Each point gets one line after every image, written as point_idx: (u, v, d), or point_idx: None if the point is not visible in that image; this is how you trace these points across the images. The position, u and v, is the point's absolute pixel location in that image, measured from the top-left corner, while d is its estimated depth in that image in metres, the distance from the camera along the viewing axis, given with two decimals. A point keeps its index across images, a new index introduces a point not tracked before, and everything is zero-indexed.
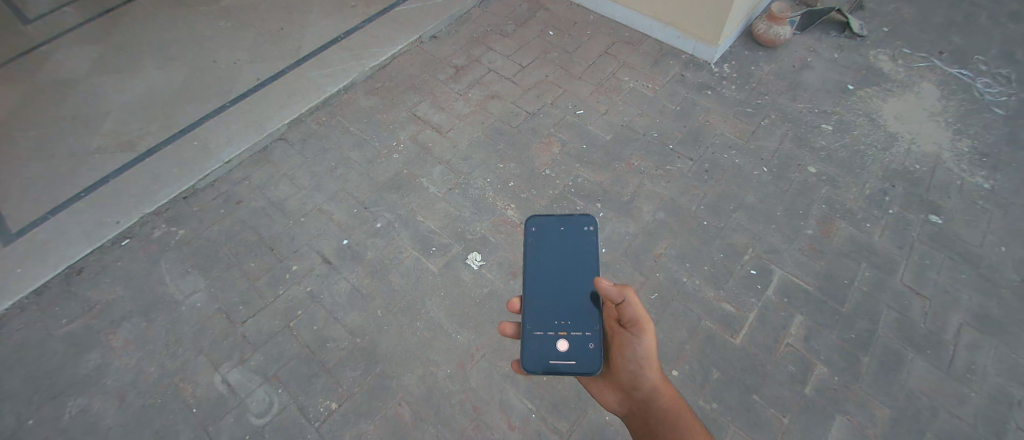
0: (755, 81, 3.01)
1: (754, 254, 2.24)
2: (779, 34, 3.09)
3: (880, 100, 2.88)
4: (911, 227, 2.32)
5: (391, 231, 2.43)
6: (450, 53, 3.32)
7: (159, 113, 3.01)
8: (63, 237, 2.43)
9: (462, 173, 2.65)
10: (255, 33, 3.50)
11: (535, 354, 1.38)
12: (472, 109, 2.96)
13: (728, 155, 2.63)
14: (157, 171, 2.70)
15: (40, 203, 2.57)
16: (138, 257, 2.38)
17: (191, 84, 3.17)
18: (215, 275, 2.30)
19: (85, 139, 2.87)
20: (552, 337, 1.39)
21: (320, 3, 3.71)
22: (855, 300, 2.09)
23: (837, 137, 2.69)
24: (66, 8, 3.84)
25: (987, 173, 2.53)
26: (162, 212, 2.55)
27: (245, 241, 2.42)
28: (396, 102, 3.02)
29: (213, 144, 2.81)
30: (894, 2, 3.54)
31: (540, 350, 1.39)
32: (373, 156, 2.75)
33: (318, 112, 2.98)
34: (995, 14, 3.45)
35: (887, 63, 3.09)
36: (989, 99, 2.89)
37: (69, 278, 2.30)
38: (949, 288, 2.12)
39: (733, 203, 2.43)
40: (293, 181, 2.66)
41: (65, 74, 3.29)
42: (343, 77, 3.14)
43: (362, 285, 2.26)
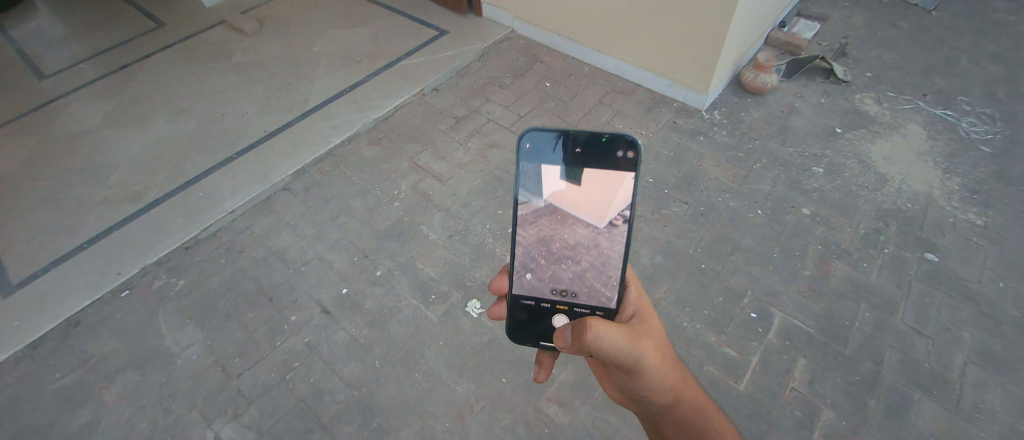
0: (744, 127, 3.13)
1: (753, 297, 2.24)
2: (766, 81, 3.23)
3: (868, 142, 2.97)
4: (908, 266, 2.33)
5: (391, 279, 2.44)
6: (451, 105, 3.46)
7: (167, 165, 3.10)
8: (63, 287, 2.44)
9: (462, 219, 2.70)
10: (264, 88, 3.67)
11: (522, 326, 1.48)
12: (471, 157, 3.06)
13: (722, 199, 2.68)
14: (161, 221, 2.75)
15: (43, 254, 2.60)
16: (137, 308, 2.37)
17: (200, 137, 3.30)
18: (212, 327, 2.29)
19: (93, 190, 2.95)
20: (547, 311, 1.47)
21: (326, 59, 3.92)
22: (857, 340, 2.07)
23: (829, 179, 2.76)
24: (82, 65, 4.06)
25: (978, 209, 2.57)
26: (164, 262, 2.57)
27: (245, 291, 2.42)
28: (398, 152, 3.12)
29: (218, 195, 2.87)
30: (875, 49, 3.72)
31: (532, 324, 1.48)
32: (375, 205, 2.80)
33: (323, 162, 3.08)
34: (974, 56, 3.62)
35: (873, 107, 3.21)
36: (975, 137, 2.97)
37: (65, 331, 2.28)
38: (951, 326, 2.10)
39: (730, 246, 2.45)
40: (295, 230, 2.70)
41: (79, 128, 3.41)
42: (347, 128, 3.26)
43: (361, 335, 2.24)
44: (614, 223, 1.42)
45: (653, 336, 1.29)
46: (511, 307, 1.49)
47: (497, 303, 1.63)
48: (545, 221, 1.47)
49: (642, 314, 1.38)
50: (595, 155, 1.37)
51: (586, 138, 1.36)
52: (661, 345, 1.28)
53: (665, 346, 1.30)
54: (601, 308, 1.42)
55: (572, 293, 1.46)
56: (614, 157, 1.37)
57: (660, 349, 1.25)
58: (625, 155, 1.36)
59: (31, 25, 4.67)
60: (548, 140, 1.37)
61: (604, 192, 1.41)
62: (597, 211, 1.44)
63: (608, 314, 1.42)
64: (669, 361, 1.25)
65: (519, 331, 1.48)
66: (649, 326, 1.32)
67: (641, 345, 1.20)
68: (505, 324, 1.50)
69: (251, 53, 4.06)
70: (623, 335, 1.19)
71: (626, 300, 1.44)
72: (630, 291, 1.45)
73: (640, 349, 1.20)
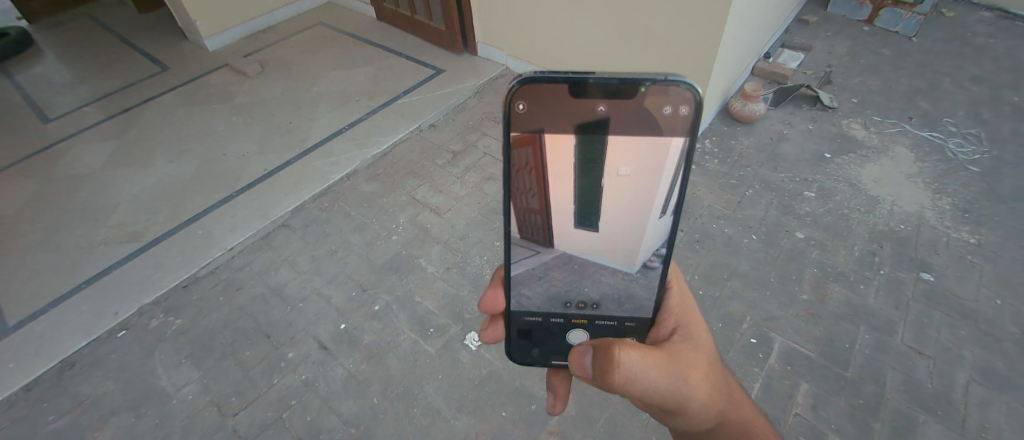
0: (735, 154, 3.19)
1: (752, 322, 2.23)
2: (754, 110, 3.33)
3: (857, 166, 3.03)
4: (905, 287, 2.33)
5: (390, 313, 2.43)
6: (448, 140, 3.55)
7: (167, 204, 3.14)
8: (59, 329, 2.42)
9: (460, 251, 2.72)
10: (264, 127, 3.77)
11: (529, 345, 1.45)
12: (469, 190, 3.11)
13: (717, 225, 2.71)
14: (160, 259, 2.76)
15: (40, 295, 2.59)
16: (133, 348, 2.35)
17: (201, 176, 3.35)
18: (208, 366, 2.26)
19: (93, 231, 2.97)
20: (561, 325, 1.44)
21: (326, 99, 4.03)
22: (858, 363, 2.06)
23: (821, 203, 2.80)
24: (86, 108, 4.17)
25: (971, 228, 2.61)
26: (161, 301, 2.56)
27: (242, 329, 2.40)
28: (396, 187, 3.17)
29: (217, 233, 2.90)
30: (859, 76, 3.85)
31: (542, 341, 1.45)
32: (373, 239, 2.83)
33: (322, 198, 3.12)
34: (958, 80, 3.75)
35: (860, 131, 3.30)
36: (963, 158, 3.05)
37: (59, 373, 2.25)
38: (952, 345, 2.10)
39: (726, 271, 2.46)
40: (293, 265, 2.71)
41: (82, 170, 3.47)
42: (346, 165, 3.33)
43: (359, 370, 2.21)
44: (647, 265, 1.39)
45: (698, 363, 1.22)
46: (509, 324, 1.46)
47: (491, 323, 1.60)
48: (555, 273, 1.44)
49: (685, 332, 1.31)
50: (632, 104, 1.17)
51: (618, 84, 1.13)
52: (706, 372, 1.22)
53: (711, 370, 1.24)
54: (630, 319, 1.41)
55: (593, 305, 1.43)
56: (657, 108, 1.17)
57: (705, 378, 1.21)
58: (673, 104, 1.15)
59: (37, 71, 4.81)
60: (566, 92, 1.16)
61: (644, 154, 1.24)
62: (638, 174, 1.28)
63: (640, 324, 1.41)
64: (713, 388, 1.22)
65: (523, 349, 1.45)
66: (694, 349, 1.25)
67: (681, 382, 1.16)
68: (505, 343, 1.45)
69: (253, 95, 4.19)
70: (658, 375, 1.15)
71: (667, 307, 1.38)
72: (674, 293, 1.41)
73: (680, 388, 1.16)
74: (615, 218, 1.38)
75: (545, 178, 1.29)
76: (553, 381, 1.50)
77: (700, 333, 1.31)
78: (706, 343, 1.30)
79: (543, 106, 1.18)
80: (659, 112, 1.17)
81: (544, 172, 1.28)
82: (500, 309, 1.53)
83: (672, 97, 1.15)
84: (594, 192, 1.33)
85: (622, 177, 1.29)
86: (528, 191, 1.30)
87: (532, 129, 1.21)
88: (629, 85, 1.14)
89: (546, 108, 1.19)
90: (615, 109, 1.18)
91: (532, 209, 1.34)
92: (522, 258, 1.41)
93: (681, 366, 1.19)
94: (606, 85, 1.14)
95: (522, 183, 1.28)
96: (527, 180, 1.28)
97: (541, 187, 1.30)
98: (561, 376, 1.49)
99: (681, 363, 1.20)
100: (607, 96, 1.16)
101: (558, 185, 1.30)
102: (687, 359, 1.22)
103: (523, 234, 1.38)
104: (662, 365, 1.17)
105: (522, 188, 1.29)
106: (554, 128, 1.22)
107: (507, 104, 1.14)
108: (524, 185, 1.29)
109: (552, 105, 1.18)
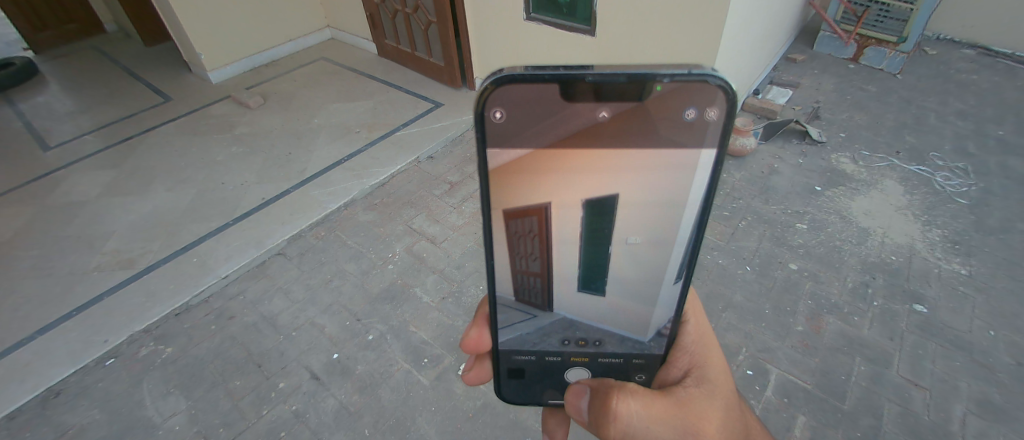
0: (728, 187, 3.25)
1: (748, 354, 2.22)
2: (745, 144, 3.43)
3: (848, 198, 3.10)
4: (898, 318, 2.34)
5: (383, 343, 2.41)
6: (446, 171, 3.60)
7: (163, 232, 3.15)
8: (45, 357, 2.38)
9: (456, 280, 2.72)
10: (263, 158, 3.82)
11: (521, 384, 1.36)
12: (466, 219, 3.14)
13: (711, 256, 2.73)
14: (153, 287, 2.74)
15: (29, 322, 2.56)
16: (121, 377, 2.31)
17: (198, 205, 3.37)
18: (197, 396, 2.22)
19: (86, 258, 2.96)
20: (558, 364, 1.33)
21: (326, 131, 4.12)
22: (855, 395, 2.05)
23: (813, 234, 2.85)
24: (86, 137, 4.23)
25: (962, 259, 2.64)
26: (152, 329, 2.53)
27: (233, 359, 2.37)
28: (394, 216, 3.20)
29: (212, 261, 2.89)
30: (846, 111, 3.99)
31: (536, 380, 1.36)
32: (369, 267, 2.83)
33: (319, 227, 3.13)
34: (942, 115, 3.88)
35: (849, 165, 3.38)
36: (950, 190, 3.12)
37: (44, 403, 2.20)
38: (948, 377, 2.10)
39: (721, 303, 2.46)
40: (287, 294, 2.69)
41: (79, 197, 3.49)
42: (343, 195, 3.36)
43: (350, 402, 2.17)
44: (660, 333, 1.29)
45: (712, 412, 1.15)
46: (498, 364, 1.33)
47: (476, 362, 1.48)
48: (553, 338, 1.32)
49: (699, 374, 1.23)
50: (644, 108, 1.01)
51: (626, 83, 0.96)
52: (721, 421, 1.15)
53: (727, 418, 1.17)
54: (639, 356, 1.31)
55: (595, 342, 1.32)
56: (677, 112, 1.00)
57: (721, 430, 1.14)
58: (699, 106, 0.99)
59: (40, 100, 4.90)
60: (558, 94, 0.98)
61: (663, 171, 1.09)
62: (656, 196, 1.13)
63: (649, 361, 1.32)
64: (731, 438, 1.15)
65: (516, 390, 1.36)
66: (707, 395, 1.18)
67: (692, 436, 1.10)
68: (495, 385, 1.35)
69: (254, 125, 4.28)
70: (665, 431, 1.10)
71: (682, 342, 1.30)
72: (690, 327, 1.33)
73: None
74: (627, 261, 1.25)
75: (548, 244, 1.23)
76: (549, 422, 1.47)
77: (715, 374, 1.24)
78: (722, 385, 1.23)
79: (531, 118, 1.02)
80: (681, 116, 1.00)
81: (546, 235, 1.21)
82: (485, 349, 1.39)
83: (697, 98, 0.98)
84: (604, 229, 1.19)
85: (631, 244, 1.21)
86: (528, 255, 1.23)
87: (527, 142, 1.04)
88: (638, 85, 0.97)
89: (533, 118, 1.02)
90: (623, 115, 1.02)
91: (531, 272, 1.26)
92: (516, 321, 1.30)
93: (692, 418, 1.13)
94: (610, 82, 0.96)
95: (518, 247, 1.21)
96: (527, 244, 1.21)
97: (539, 249, 1.23)
98: (558, 418, 1.47)
99: (692, 415, 1.13)
100: (613, 97, 0.99)
101: (559, 222, 1.19)
102: (700, 410, 1.15)
103: (517, 295, 1.28)
104: (668, 418, 1.12)
105: (521, 251, 1.22)
106: (550, 146, 1.06)
107: (480, 114, 0.98)
108: (524, 250, 1.22)
109: (542, 114, 1.02)
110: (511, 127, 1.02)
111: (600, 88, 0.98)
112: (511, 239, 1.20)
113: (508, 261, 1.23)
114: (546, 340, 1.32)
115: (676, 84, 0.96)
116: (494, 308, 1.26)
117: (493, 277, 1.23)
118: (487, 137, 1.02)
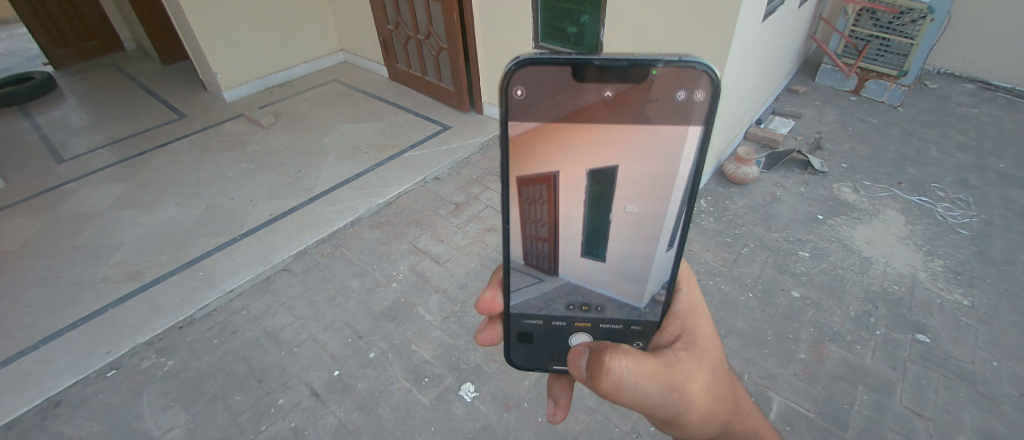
0: (730, 213, 3.28)
1: (750, 380, 2.21)
2: (747, 172, 3.46)
3: (850, 227, 3.12)
4: (901, 347, 2.34)
5: (384, 362, 2.41)
6: (451, 191, 3.66)
7: (171, 245, 3.20)
8: (48, 366, 2.40)
9: (459, 300, 2.73)
10: (273, 175, 3.90)
11: (529, 349, 1.42)
12: (470, 240, 3.17)
13: (713, 281, 2.74)
14: (158, 300, 2.76)
15: (33, 331, 2.59)
16: (122, 389, 2.32)
17: (207, 219, 3.43)
18: (197, 409, 2.22)
19: (93, 268, 3.01)
20: (562, 330, 1.40)
21: (335, 150, 4.21)
22: (856, 425, 2.04)
23: (815, 262, 2.86)
24: (100, 151, 4.33)
25: (964, 290, 2.64)
26: (155, 341, 2.55)
27: (234, 373, 2.37)
28: (399, 235, 3.24)
29: (218, 275, 2.91)
30: (847, 142, 4.05)
31: (542, 347, 1.42)
32: (372, 285, 2.85)
33: (324, 244, 3.17)
34: (943, 147, 3.93)
35: (851, 195, 3.41)
36: (952, 221, 3.14)
37: (44, 412, 2.22)
38: (950, 407, 2.09)
39: (723, 329, 2.46)
40: (291, 310, 2.71)
41: (90, 209, 3.56)
42: (350, 213, 3.41)
43: (349, 420, 2.17)
44: (655, 300, 1.36)
45: (700, 374, 1.19)
46: (508, 327, 1.41)
47: (489, 324, 1.55)
48: (558, 303, 1.40)
49: (689, 340, 1.27)
50: (643, 88, 1.15)
51: (628, 67, 1.11)
52: (706, 384, 1.19)
53: (714, 382, 1.21)
54: (636, 323, 1.37)
55: (596, 308, 1.40)
56: (669, 94, 1.14)
57: (704, 391, 1.18)
58: (688, 88, 1.13)
59: (57, 114, 5.05)
60: (571, 75, 1.13)
61: (657, 146, 1.21)
62: (650, 170, 1.24)
63: (647, 328, 1.37)
64: (714, 400, 1.18)
65: (523, 354, 1.42)
66: (696, 358, 1.22)
67: (678, 395, 1.14)
68: (506, 349, 1.41)
69: (264, 143, 4.37)
70: (654, 387, 1.13)
71: (675, 310, 1.36)
72: (683, 295, 1.39)
73: (676, 401, 1.14)
74: (627, 232, 1.34)
75: (556, 213, 1.33)
76: (554, 388, 1.45)
77: (704, 340, 1.28)
78: (711, 351, 1.27)
79: (546, 92, 1.16)
80: (674, 96, 1.15)
81: (554, 205, 1.32)
82: (497, 311, 1.47)
83: (687, 81, 1.12)
84: (604, 202, 1.30)
85: (630, 213, 1.31)
86: (537, 221, 1.34)
87: (541, 116, 1.18)
88: (638, 68, 1.12)
89: (548, 94, 1.16)
90: (624, 94, 1.16)
91: (540, 237, 1.36)
92: (524, 285, 1.39)
93: (680, 379, 1.16)
94: (614, 67, 1.12)
95: (529, 213, 1.32)
96: (537, 210, 1.32)
97: (547, 216, 1.33)
98: (563, 383, 1.45)
99: (680, 375, 1.17)
100: (615, 79, 1.14)
101: (566, 193, 1.30)
102: (688, 370, 1.18)
103: (527, 260, 1.38)
104: (658, 376, 1.14)
105: (532, 217, 1.33)
106: (562, 119, 1.19)
107: (505, 89, 1.12)
108: (534, 216, 1.33)
109: (556, 89, 1.16)
110: (529, 103, 1.17)
111: (605, 72, 1.13)
112: (523, 205, 1.30)
113: (519, 226, 1.33)
114: (551, 305, 1.41)
115: (670, 69, 1.11)
116: (507, 273, 1.34)
117: (509, 249, 1.32)
118: (509, 108, 1.16)
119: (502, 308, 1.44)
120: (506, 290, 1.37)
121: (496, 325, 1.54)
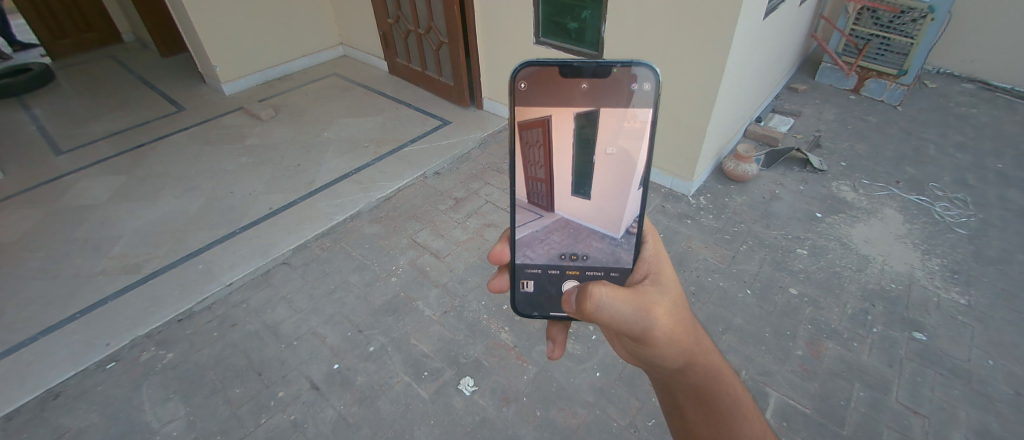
0: (729, 211, 3.29)
1: (748, 376, 2.24)
2: (747, 170, 3.45)
3: (848, 225, 3.13)
4: (898, 345, 2.35)
5: (384, 355, 2.42)
6: (451, 186, 3.66)
7: (170, 238, 3.19)
8: (48, 357, 2.40)
9: (458, 295, 2.74)
10: (272, 168, 3.89)
11: (529, 296, 1.56)
12: (469, 235, 3.17)
13: (712, 278, 2.76)
14: (156, 294, 2.76)
15: (32, 323, 2.58)
16: (122, 381, 2.32)
17: (204, 214, 3.41)
18: (196, 402, 2.23)
19: (93, 261, 3.01)
20: (557, 277, 1.54)
21: (335, 145, 4.19)
22: (854, 421, 2.06)
23: (814, 259, 2.87)
24: (98, 143, 4.31)
25: (961, 288, 2.66)
26: (154, 334, 2.55)
27: (234, 366, 2.38)
28: (398, 230, 3.24)
29: (217, 268, 2.92)
30: (848, 141, 4.05)
31: (540, 292, 1.55)
32: (372, 279, 2.86)
33: (323, 238, 3.17)
34: (942, 146, 3.95)
35: (850, 193, 3.42)
36: (951, 220, 3.15)
37: (44, 403, 2.23)
38: (946, 404, 2.11)
39: (722, 325, 2.47)
40: (290, 304, 2.71)
41: (88, 201, 3.56)
42: (351, 207, 3.42)
43: (350, 413, 2.18)
44: (629, 232, 1.49)
45: (665, 301, 1.26)
46: (514, 276, 1.54)
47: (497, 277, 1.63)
48: (556, 236, 1.54)
49: (655, 278, 1.37)
50: (610, 83, 1.37)
51: (596, 68, 1.33)
52: (673, 311, 1.25)
53: (679, 309, 1.27)
54: (614, 269, 1.50)
55: (583, 256, 1.52)
56: (628, 86, 1.36)
57: (672, 316, 1.23)
58: (640, 81, 1.35)
59: (55, 106, 5.02)
60: (557, 74, 1.35)
61: (624, 121, 1.40)
62: (621, 135, 1.43)
63: (623, 273, 1.49)
64: (681, 326, 1.24)
65: (525, 302, 1.55)
66: (661, 291, 1.31)
67: (648, 315, 1.20)
68: (511, 297, 1.55)
69: (264, 136, 4.37)
70: (625, 303, 1.19)
71: (641, 256, 1.48)
72: (649, 245, 1.50)
73: (646, 322, 1.19)
74: (608, 175, 1.48)
75: (553, 157, 1.46)
76: (552, 329, 1.52)
77: (669, 279, 1.37)
78: (675, 287, 1.35)
79: (539, 90, 1.38)
80: (630, 87, 1.37)
81: (550, 151, 1.46)
82: (506, 263, 1.56)
83: (639, 76, 1.35)
84: (588, 148, 1.45)
85: (610, 154, 1.45)
86: (536, 163, 1.47)
87: (531, 99, 1.39)
88: (606, 68, 1.34)
89: (544, 89, 1.38)
90: (596, 87, 1.37)
91: (538, 178, 1.49)
92: (528, 221, 1.53)
93: (650, 305, 1.23)
94: (588, 68, 1.34)
95: (528, 156, 1.46)
96: (535, 154, 1.46)
97: (544, 158, 1.46)
98: (560, 326, 1.53)
99: (648, 301, 1.24)
100: (589, 76, 1.36)
101: (557, 141, 1.45)
102: (655, 298, 1.26)
103: (528, 198, 1.52)
104: (631, 299, 1.20)
105: (531, 160, 1.47)
106: (550, 102, 1.40)
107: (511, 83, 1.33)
108: (533, 159, 1.47)
109: (548, 84, 1.38)
110: (529, 94, 1.38)
111: (582, 72, 1.35)
112: (523, 149, 1.45)
113: (522, 169, 1.48)
114: (549, 239, 1.54)
115: (625, 70, 1.34)
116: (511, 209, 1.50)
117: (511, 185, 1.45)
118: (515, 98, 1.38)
119: (511, 260, 1.53)
120: (510, 227, 1.50)
121: (503, 278, 1.61)
